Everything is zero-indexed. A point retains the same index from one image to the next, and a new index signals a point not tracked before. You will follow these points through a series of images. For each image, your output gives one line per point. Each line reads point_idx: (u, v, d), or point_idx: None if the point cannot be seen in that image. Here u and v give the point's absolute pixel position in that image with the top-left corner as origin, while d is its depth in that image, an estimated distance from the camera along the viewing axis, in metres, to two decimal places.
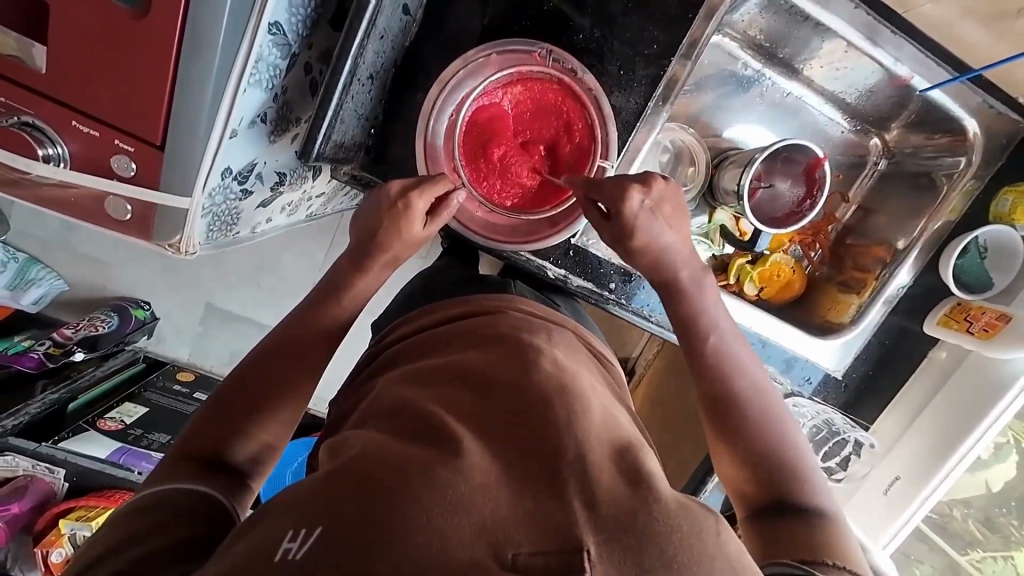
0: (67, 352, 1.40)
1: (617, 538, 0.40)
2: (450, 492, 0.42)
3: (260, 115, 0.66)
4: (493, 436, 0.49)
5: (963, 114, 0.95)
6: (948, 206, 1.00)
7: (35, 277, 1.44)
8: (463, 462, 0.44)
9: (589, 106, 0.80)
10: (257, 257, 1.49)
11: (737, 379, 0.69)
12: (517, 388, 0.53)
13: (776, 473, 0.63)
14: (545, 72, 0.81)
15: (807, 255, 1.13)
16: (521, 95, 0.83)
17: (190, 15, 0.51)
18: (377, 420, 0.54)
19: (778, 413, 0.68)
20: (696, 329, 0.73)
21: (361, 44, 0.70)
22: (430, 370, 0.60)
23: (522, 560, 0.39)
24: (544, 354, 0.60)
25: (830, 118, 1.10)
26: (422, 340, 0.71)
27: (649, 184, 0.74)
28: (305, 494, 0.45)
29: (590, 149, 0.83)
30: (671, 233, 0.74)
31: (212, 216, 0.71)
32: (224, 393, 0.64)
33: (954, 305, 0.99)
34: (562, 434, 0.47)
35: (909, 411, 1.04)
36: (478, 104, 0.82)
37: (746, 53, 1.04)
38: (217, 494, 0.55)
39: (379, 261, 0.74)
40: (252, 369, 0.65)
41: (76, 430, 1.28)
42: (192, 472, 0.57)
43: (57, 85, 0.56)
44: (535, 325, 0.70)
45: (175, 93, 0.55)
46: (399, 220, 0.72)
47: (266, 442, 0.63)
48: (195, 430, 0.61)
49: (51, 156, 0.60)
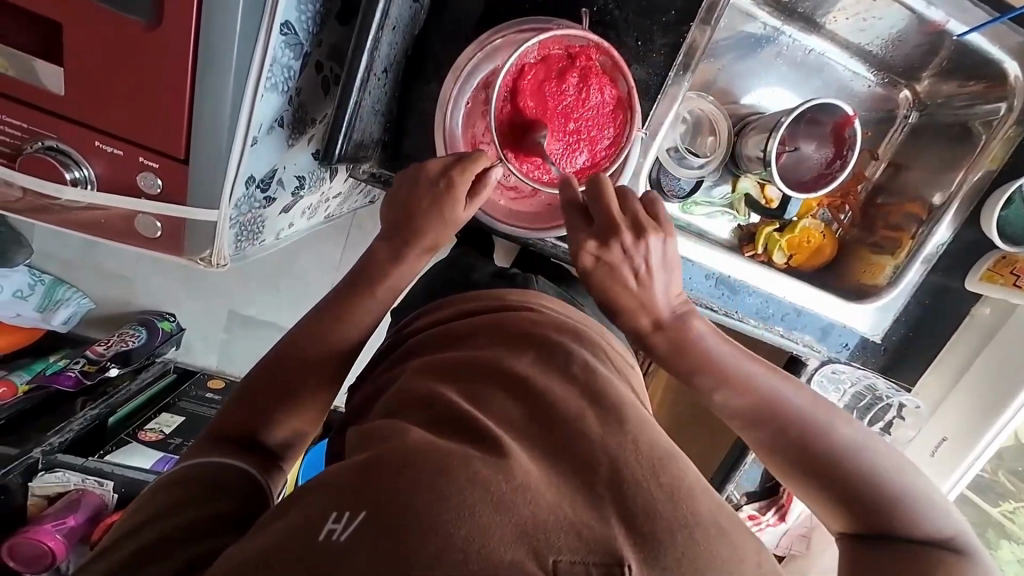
0: (102, 368, 1.43)
1: (653, 552, 0.41)
2: (491, 489, 0.42)
3: (278, 119, 0.65)
4: (529, 441, 0.49)
5: (1003, 56, 0.90)
6: (989, 154, 0.95)
7: (62, 297, 1.48)
8: (504, 463, 0.44)
9: (624, 73, 0.75)
10: (275, 261, 1.49)
11: (802, 437, 0.62)
12: (553, 392, 0.53)
13: (869, 509, 0.58)
14: (580, 36, 0.74)
15: (836, 218, 1.09)
16: (554, 60, 0.76)
17: (204, 25, 0.50)
18: (407, 411, 0.54)
19: (847, 435, 0.61)
20: (730, 381, 0.65)
21: (375, 37, 0.68)
22: (459, 364, 0.59)
23: (562, 566, 0.39)
24: (578, 358, 0.60)
25: (855, 73, 1.05)
26: (442, 332, 0.69)
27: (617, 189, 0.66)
28: (341, 480, 0.44)
29: (626, 120, 0.78)
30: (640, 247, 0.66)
31: (239, 226, 0.70)
32: (246, 386, 0.64)
33: (1000, 258, 0.95)
34: (597, 447, 0.47)
35: (952, 370, 1.01)
36: (510, 74, 0.74)
37: (764, 11, 1.00)
38: (247, 468, 0.57)
39: (418, 249, 0.70)
40: (277, 361, 0.65)
41: (120, 443, 1.36)
42: (227, 449, 0.58)
43: (79, 105, 0.55)
44: (563, 323, 0.69)
45: (196, 105, 0.54)
46: (440, 199, 0.68)
47: (295, 428, 0.65)
48: (221, 419, 0.62)
49: (78, 179, 0.58)
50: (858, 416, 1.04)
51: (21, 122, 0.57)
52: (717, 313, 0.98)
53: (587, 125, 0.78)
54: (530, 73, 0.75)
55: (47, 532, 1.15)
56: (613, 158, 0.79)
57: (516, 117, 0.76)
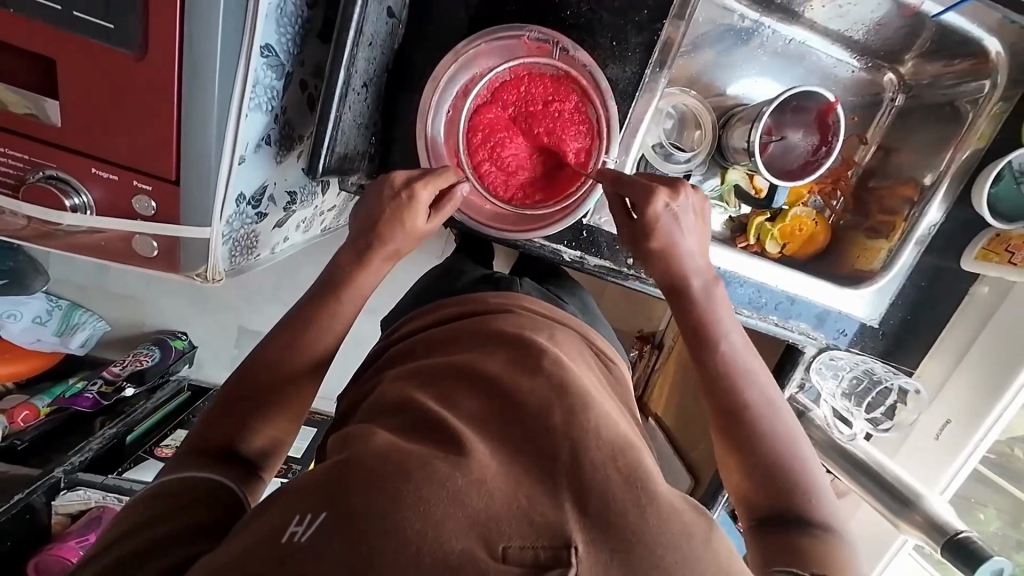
0: (117, 389, 1.49)
1: (598, 535, 0.42)
2: (448, 486, 0.43)
3: (265, 137, 0.68)
4: (495, 440, 0.50)
5: (982, 34, 0.89)
6: (976, 133, 0.94)
7: (79, 321, 1.55)
8: (463, 459, 0.46)
9: (594, 99, 0.79)
10: (278, 276, 1.53)
11: (744, 391, 0.66)
12: (519, 391, 0.54)
13: (783, 488, 0.61)
14: (550, 63, 0.79)
15: (828, 204, 1.10)
16: (526, 83, 0.80)
17: (186, 56, 0.53)
18: (385, 417, 0.55)
19: (786, 425, 0.65)
20: (708, 337, 0.69)
21: (351, 54, 0.69)
22: (432, 368, 0.61)
23: (512, 553, 0.40)
24: (549, 354, 0.60)
25: (839, 60, 1.06)
26: (426, 337, 0.71)
27: (677, 189, 0.72)
28: (311, 484, 0.47)
29: (595, 144, 0.81)
30: (692, 238, 0.73)
31: (233, 242, 0.72)
32: (229, 392, 0.67)
33: (993, 236, 0.93)
34: (558, 437, 0.49)
35: (955, 350, 0.99)
36: (479, 97, 0.80)
37: (741, 4, 1.00)
38: (227, 480, 0.59)
39: (381, 255, 0.75)
40: (256, 368, 0.68)
41: (137, 460, 1.43)
42: (207, 462, 0.60)
43: (75, 135, 0.58)
44: (538, 323, 0.71)
45: (184, 130, 0.57)
46: (401, 211, 0.73)
47: (274, 437, 0.66)
48: (206, 429, 0.64)
49: (78, 206, 0.61)
50: (858, 399, 1.03)
51: (21, 154, 0.59)
52: None
53: (554, 142, 0.80)
54: (499, 96, 0.80)
55: (70, 548, 1.20)
56: (580, 181, 0.81)
57: (483, 135, 0.80)
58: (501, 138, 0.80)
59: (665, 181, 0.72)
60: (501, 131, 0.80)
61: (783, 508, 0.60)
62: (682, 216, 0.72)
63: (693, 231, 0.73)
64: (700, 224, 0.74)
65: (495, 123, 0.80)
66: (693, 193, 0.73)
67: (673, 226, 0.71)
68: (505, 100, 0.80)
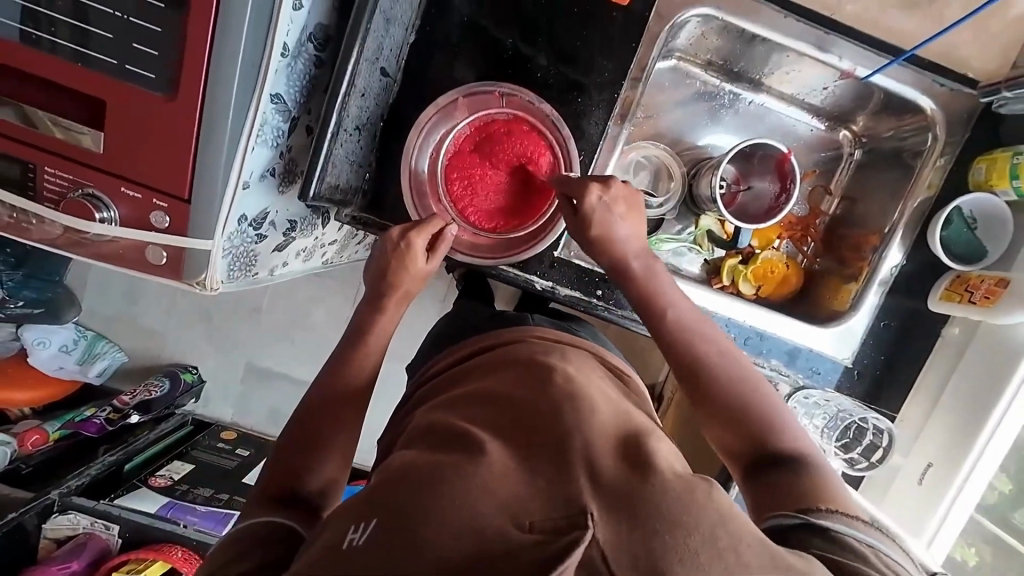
0: (124, 416, 1.57)
1: (614, 498, 0.46)
2: (475, 479, 0.48)
3: (269, 169, 0.80)
4: (510, 438, 0.55)
5: (917, 94, 0.96)
6: (923, 183, 0.99)
7: (100, 351, 1.66)
8: (484, 457, 0.51)
9: (544, 128, 0.91)
10: (289, 317, 1.67)
11: (702, 348, 0.73)
12: (530, 400, 0.59)
13: (757, 430, 0.67)
14: (499, 109, 0.92)
15: (800, 250, 1.16)
16: (484, 131, 0.92)
17: (207, 99, 0.65)
18: (415, 441, 0.61)
19: (747, 373, 0.71)
20: (656, 307, 0.77)
21: (343, 102, 0.81)
22: (457, 396, 0.67)
23: (537, 524, 0.44)
24: (559, 370, 0.66)
25: (798, 120, 1.15)
26: (453, 373, 0.77)
27: (609, 184, 0.81)
28: (358, 499, 0.52)
29: (556, 165, 0.92)
30: (625, 224, 0.81)
31: (233, 257, 0.82)
32: (289, 437, 0.74)
33: (954, 278, 0.96)
34: (568, 429, 0.53)
35: (930, 394, 0.99)
36: (447, 149, 0.92)
37: (703, 72, 1.12)
38: (291, 523, 0.63)
39: (395, 299, 0.85)
40: (310, 412, 0.75)
41: (131, 488, 1.45)
42: (272, 507, 0.65)
43: (110, 160, 0.69)
44: (550, 346, 0.76)
45: (199, 156, 0.68)
46: (402, 258, 0.84)
47: (330, 476, 0.71)
48: (269, 475, 0.70)
49: (105, 218, 0.72)
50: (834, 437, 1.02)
51: (65, 174, 0.71)
52: None
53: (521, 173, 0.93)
54: (463, 145, 0.93)
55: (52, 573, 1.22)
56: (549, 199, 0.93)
57: (459, 180, 0.92)
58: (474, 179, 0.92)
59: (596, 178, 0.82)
60: (474, 174, 0.92)
61: (762, 450, 0.66)
62: (612, 204, 0.81)
63: (627, 218, 0.82)
64: (635, 213, 0.83)
65: (466, 167, 0.92)
66: (624, 186, 0.82)
67: (608, 214, 0.81)
68: (470, 148, 0.93)
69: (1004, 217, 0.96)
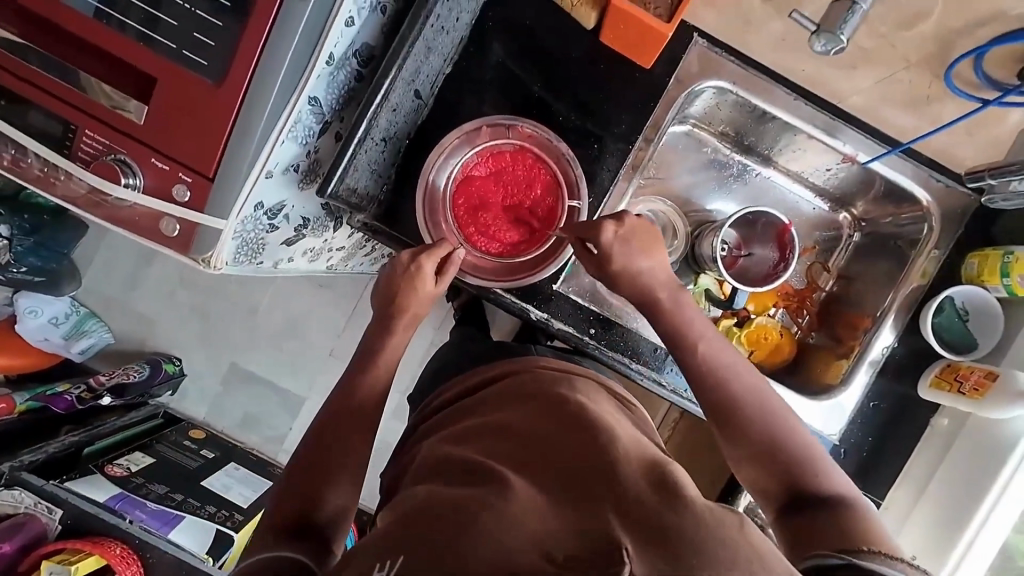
0: (96, 396, 1.53)
1: (646, 532, 0.49)
2: (503, 514, 0.52)
3: (293, 164, 0.84)
4: (533, 471, 0.58)
5: (913, 186, 1.01)
6: (916, 271, 1.01)
7: (89, 329, 1.65)
8: (507, 490, 0.55)
9: (547, 159, 0.96)
10: (284, 320, 1.68)
11: (730, 381, 0.73)
12: (550, 434, 0.63)
13: (787, 466, 0.66)
14: (506, 141, 0.97)
15: (795, 320, 1.17)
16: (490, 163, 0.97)
17: (251, 89, 0.70)
18: (432, 474, 0.64)
19: (775, 407, 0.71)
20: (685, 339, 0.78)
21: (374, 114, 0.86)
22: (472, 427, 0.70)
23: (567, 557, 0.47)
24: (572, 402, 0.69)
25: (802, 198, 1.20)
26: (466, 403, 0.80)
27: (620, 219, 0.82)
28: (385, 534, 0.55)
29: (558, 193, 0.97)
30: (646, 258, 0.82)
31: (242, 242, 0.84)
32: (303, 464, 0.77)
33: (944, 366, 0.96)
34: (593, 462, 0.57)
35: (917, 480, 0.97)
36: (456, 179, 0.97)
37: (715, 140, 1.18)
38: (303, 554, 0.65)
39: (406, 322, 0.91)
40: (325, 437, 0.80)
41: (84, 471, 1.38)
42: (284, 539, 0.67)
43: (147, 131, 0.73)
44: (559, 376, 0.80)
45: (231, 140, 0.72)
46: (412, 279, 0.89)
47: (341, 504, 0.74)
48: (283, 506, 0.73)
49: (129, 185, 0.75)
50: None
51: (102, 139, 0.75)
52: (664, 388, 1.01)
53: (525, 201, 0.98)
54: (470, 176, 0.97)
55: None
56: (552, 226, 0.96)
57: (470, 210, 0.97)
58: (484, 207, 0.97)
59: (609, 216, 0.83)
60: (484, 203, 0.97)
61: (796, 489, 0.64)
62: (629, 238, 0.82)
63: (646, 250, 0.83)
64: (657, 246, 0.84)
65: (475, 198, 0.97)
66: (637, 221, 0.83)
67: (625, 248, 0.82)
68: (476, 179, 0.97)
69: (996, 312, 0.97)
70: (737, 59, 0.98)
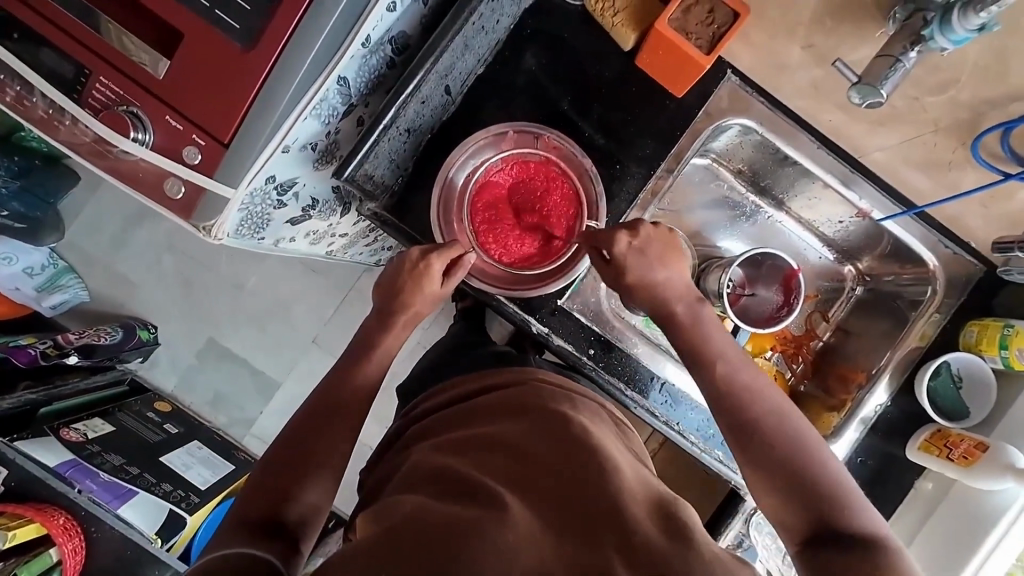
0: (62, 354, 1.44)
1: None
2: (499, 543, 0.51)
3: (312, 142, 0.81)
4: (530, 494, 0.57)
5: (922, 249, 1.02)
6: (917, 332, 1.02)
7: (64, 283, 1.58)
8: (504, 513, 0.53)
9: (571, 174, 0.95)
10: (271, 300, 1.63)
11: (755, 407, 0.71)
12: (549, 455, 0.61)
13: (816, 501, 0.65)
14: (535, 150, 0.96)
15: (790, 365, 1.17)
16: (517, 170, 0.96)
17: (283, 59, 0.68)
18: (421, 485, 0.61)
19: (801, 435, 0.69)
20: (705, 358, 0.76)
21: (403, 104, 0.84)
22: (463, 437, 0.67)
23: None
24: (570, 419, 0.67)
25: (809, 245, 1.21)
26: (455, 412, 0.76)
27: (637, 228, 0.82)
28: (365, 546, 0.53)
29: (577, 210, 0.96)
30: (663, 270, 0.81)
31: (247, 214, 0.81)
32: (277, 458, 0.75)
33: (934, 430, 0.96)
34: (598, 495, 0.55)
35: (897, 543, 0.96)
36: (478, 181, 0.95)
37: (733, 179, 1.19)
38: (271, 556, 0.62)
39: (404, 319, 0.87)
40: (302, 431, 0.77)
41: (37, 432, 1.29)
42: (250, 538, 0.64)
43: (164, 87, 0.70)
44: (560, 393, 0.77)
45: (253, 106, 0.70)
46: (419, 278, 0.85)
47: (312, 503, 0.72)
48: (249, 504, 0.70)
49: (138, 139, 0.71)
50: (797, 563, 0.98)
51: (115, 88, 0.71)
52: (660, 420, 0.98)
53: (546, 215, 0.96)
54: (494, 181, 0.96)
55: None
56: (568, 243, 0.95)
57: (488, 215, 0.96)
58: (503, 215, 0.96)
59: (623, 225, 0.83)
60: (504, 210, 0.96)
61: (823, 525, 0.63)
62: (644, 249, 0.81)
63: (665, 262, 0.82)
64: (672, 252, 0.83)
65: (495, 203, 0.96)
66: (654, 228, 0.83)
67: (640, 257, 0.81)
68: (499, 184, 0.96)
69: (990, 383, 0.98)
70: (766, 100, 0.98)
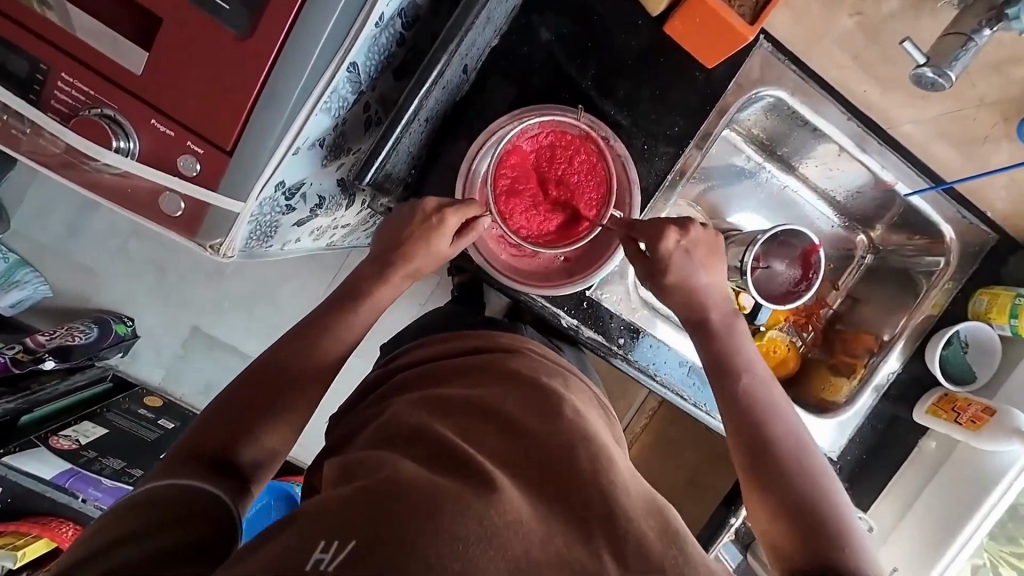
0: (36, 359, 1.33)
1: None
2: (483, 522, 0.48)
3: (320, 139, 0.71)
4: (520, 476, 0.54)
5: (941, 221, 1.03)
6: (930, 301, 1.05)
7: (21, 279, 1.42)
8: (494, 495, 0.50)
9: (608, 158, 0.86)
10: (257, 284, 1.52)
11: (773, 426, 0.74)
12: (543, 437, 0.58)
13: (818, 535, 0.66)
14: (574, 124, 0.86)
15: (801, 334, 1.17)
16: (550, 140, 0.87)
17: (287, 47, 0.57)
18: (398, 442, 0.58)
19: (814, 467, 0.72)
20: (732, 370, 0.78)
21: (424, 93, 0.76)
22: (448, 398, 0.64)
23: None
24: (561, 398, 0.65)
25: (821, 214, 1.18)
26: (434, 369, 0.73)
27: (686, 228, 0.78)
28: (331, 510, 0.49)
29: (607, 198, 0.87)
30: (706, 274, 0.80)
31: (256, 225, 0.72)
32: (239, 396, 0.70)
33: (942, 395, 1.02)
34: (588, 488, 0.53)
35: (903, 497, 1.04)
36: (506, 146, 0.85)
37: (750, 148, 1.12)
38: (219, 494, 0.60)
39: (402, 271, 0.80)
40: (264, 369, 0.72)
41: (25, 444, 1.19)
42: (197, 471, 0.61)
43: (146, 85, 0.59)
44: (550, 368, 0.75)
45: (257, 107, 0.60)
46: (428, 232, 0.78)
47: (270, 449, 0.69)
48: (203, 433, 0.66)
49: (121, 149, 0.60)
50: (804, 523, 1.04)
51: (85, 88, 0.59)
52: (687, 402, 1.00)
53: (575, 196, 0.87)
54: (521, 146, 0.86)
55: None
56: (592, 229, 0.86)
57: (510, 184, 0.85)
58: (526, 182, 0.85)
59: (670, 222, 0.78)
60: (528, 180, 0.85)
61: (819, 557, 0.64)
62: (690, 251, 0.78)
63: (706, 266, 0.80)
64: (710, 256, 0.80)
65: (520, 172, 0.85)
66: (703, 231, 0.79)
67: (683, 260, 0.78)
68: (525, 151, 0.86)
69: (995, 349, 1.03)
70: (797, 68, 0.94)
